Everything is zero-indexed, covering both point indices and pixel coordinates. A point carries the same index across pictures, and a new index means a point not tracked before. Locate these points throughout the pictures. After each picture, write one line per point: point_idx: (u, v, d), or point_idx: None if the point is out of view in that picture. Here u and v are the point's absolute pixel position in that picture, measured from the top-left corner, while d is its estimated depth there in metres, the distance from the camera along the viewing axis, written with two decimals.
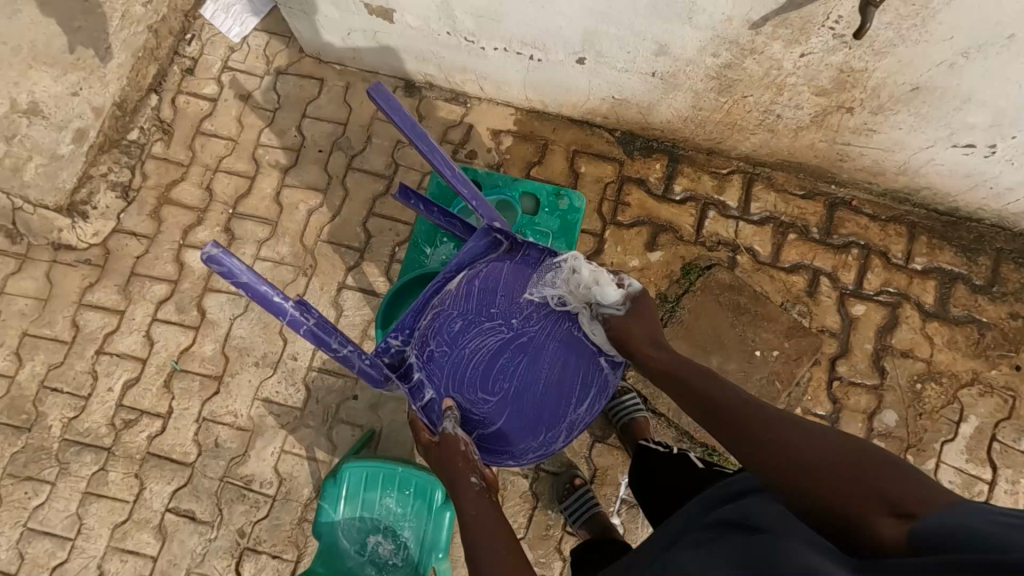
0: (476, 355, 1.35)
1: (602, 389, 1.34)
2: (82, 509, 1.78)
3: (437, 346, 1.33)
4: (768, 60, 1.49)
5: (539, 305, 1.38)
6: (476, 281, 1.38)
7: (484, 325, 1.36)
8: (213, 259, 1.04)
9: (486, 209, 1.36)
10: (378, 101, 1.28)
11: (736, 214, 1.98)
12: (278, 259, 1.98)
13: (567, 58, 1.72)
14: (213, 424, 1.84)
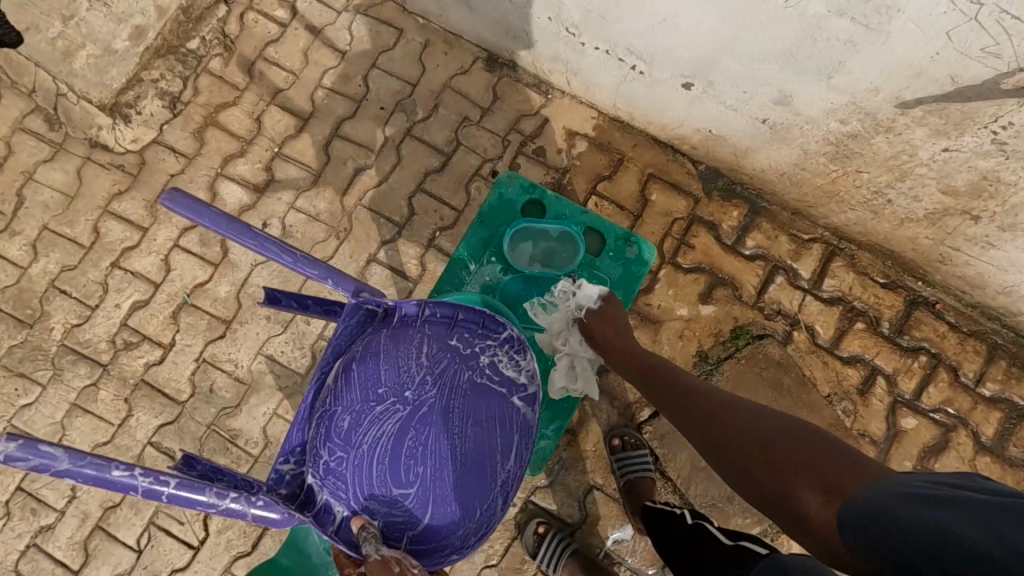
0: (377, 447, 1.30)
1: (523, 429, 1.38)
2: (67, 420, 1.75)
3: (337, 452, 1.26)
4: (902, 143, 1.30)
5: (429, 365, 1.36)
6: (354, 366, 1.29)
7: (376, 410, 1.31)
8: (13, 459, 0.94)
9: (342, 279, 1.19)
10: (178, 212, 1.10)
11: (805, 286, 1.80)
12: (313, 214, 1.87)
13: (674, 80, 1.53)
14: (212, 368, 1.78)
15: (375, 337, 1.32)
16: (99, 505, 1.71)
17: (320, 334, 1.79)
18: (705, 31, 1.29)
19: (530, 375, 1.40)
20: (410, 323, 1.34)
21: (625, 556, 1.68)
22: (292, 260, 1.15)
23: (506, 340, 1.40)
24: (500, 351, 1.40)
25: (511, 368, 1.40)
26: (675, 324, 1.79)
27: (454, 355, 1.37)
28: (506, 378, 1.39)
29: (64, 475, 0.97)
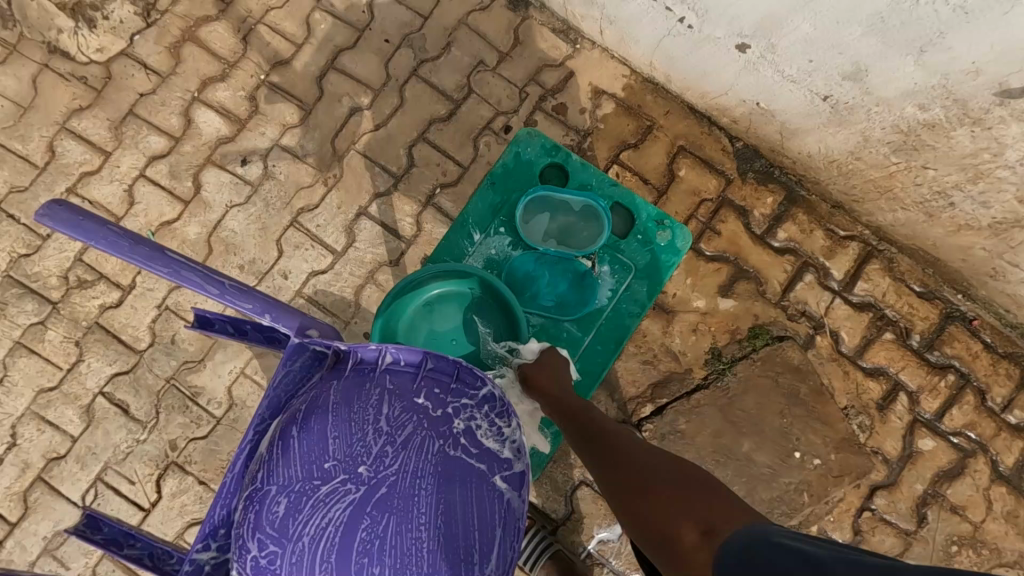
0: (321, 539, 1.00)
1: (506, 515, 1.08)
2: (10, 360, 1.58)
3: (262, 539, 0.98)
4: (988, 139, 1.15)
5: (391, 431, 1.09)
6: (295, 429, 1.04)
7: (320, 492, 1.02)
8: None
9: (276, 309, 1.01)
10: (59, 232, 0.85)
11: (835, 287, 1.64)
12: (299, 155, 1.66)
13: (726, 40, 1.33)
14: (176, 317, 1.60)
15: (323, 392, 1.08)
16: (43, 455, 1.56)
17: (299, 291, 1.62)
18: None
19: (515, 449, 1.13)
20: (365, 379, 1.11)
21: (609, 558, 1.56)
22: (214, 293, 0.94)
23: (485, 399, 1.15)
24: (479, 412, 1.15)
25: (494, 437, 1.13)
26: (689, 316, 1.63)
27: (423, 418, 1.12)
28: (486, 449, 1.12)
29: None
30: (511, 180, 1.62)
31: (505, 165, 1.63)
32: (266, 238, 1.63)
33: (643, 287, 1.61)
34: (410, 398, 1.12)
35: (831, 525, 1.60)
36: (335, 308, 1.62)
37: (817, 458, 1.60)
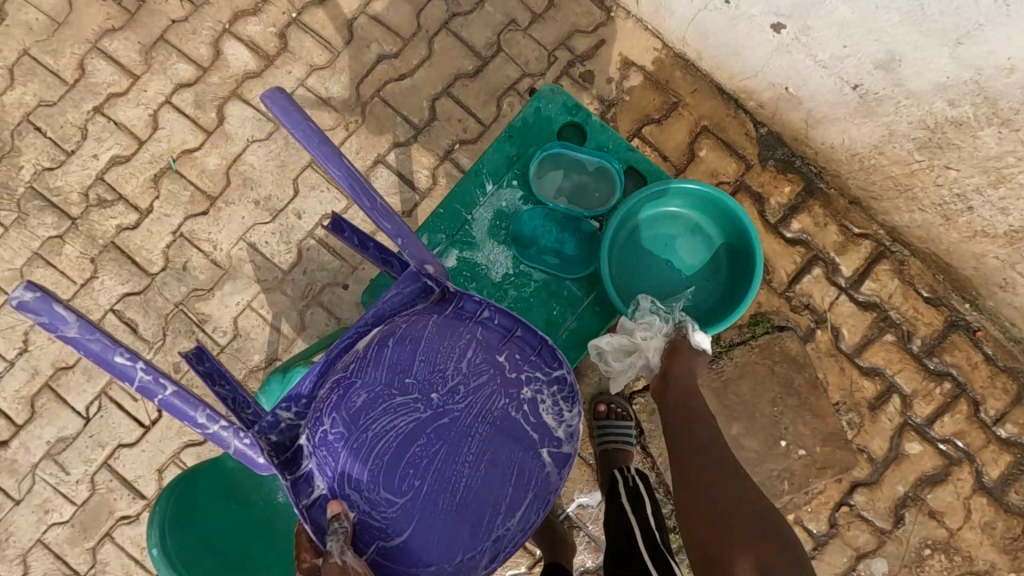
0: (381, 440, 0.95)
1: (540, 485, 1.00)
2: (27, 269, 1.62)
3: (329, 420, 0.95)
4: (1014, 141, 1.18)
5: (468, 374, 1.02)
6: (389, 339, 1.01)
7: (393, 399, 0.98)
8: (22, 305, 0.78)
9: (415, 243, 1.06)
10: (274, 113, 0.98)
11: (842, 284, 1.64)
12: (323, 97, 1.66)
13: (762, 19, 1.33)
14: (190, 245, 1.63)
15: (421, 321, 1.04)
16: (52, 364, 1.61)
17: (311, 232, 1.64)
18: None
19: (570, 433, 1.03)
20: (462, 316, 1.06)
21: (586, 522, 1.60)
22: (371, 204, 1.01)
23: (557, 380, 1.05)
24: (548, 391, 1.04)
25: (552, 416, 1.03)
26: None
27: (497, 374, 1.03)
28: (545, 424, 1.02)
29: (70, 343, 0.82)
30: (528, 138, 1.45)
31: (524, 120, 1.45)
32: (283, 176, 1.65)
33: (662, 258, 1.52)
34: (492, 351, 1.04)
35: (808, 515, 1.62)
36: (344, 252, 1.64)
37: (802, 450, 1.61)
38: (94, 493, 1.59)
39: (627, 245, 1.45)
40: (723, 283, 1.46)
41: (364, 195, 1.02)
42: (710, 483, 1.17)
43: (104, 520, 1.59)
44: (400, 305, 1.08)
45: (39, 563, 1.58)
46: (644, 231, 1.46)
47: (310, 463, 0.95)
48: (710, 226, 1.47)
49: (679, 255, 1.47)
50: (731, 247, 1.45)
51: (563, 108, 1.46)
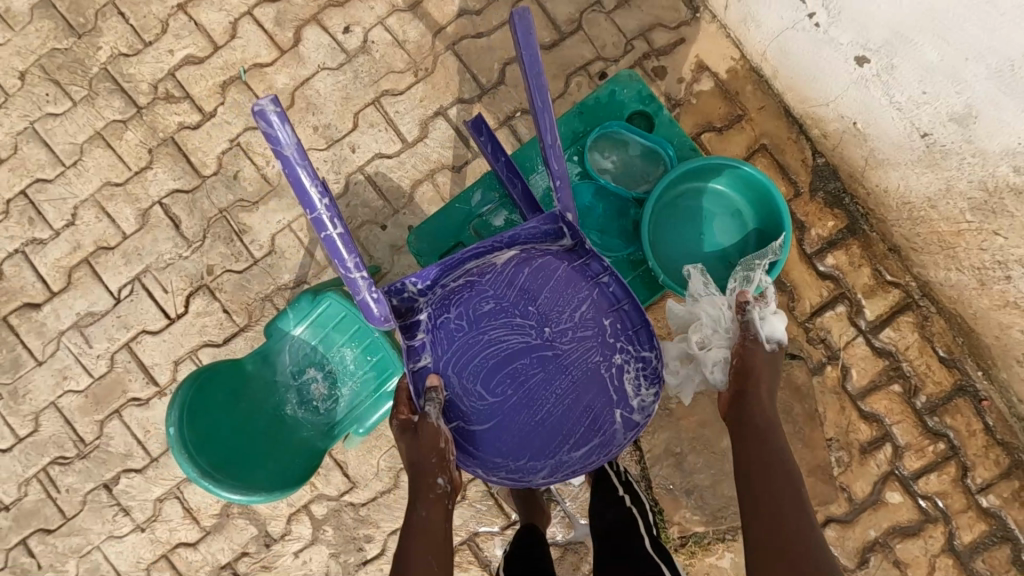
0: (491, 346, 1.15)
1: (605, 437, 1.14)
2: (87, 147, 1.68)
3: (454, 313, 1.15)
4: None
5: (578, 324, 1.15)
6: (523, 267, 1.16)
7: (513, 318, 1.16)
8: (263, 116, 0.96)
9: (567, 194, 1.13)
10: (516, 30, 1.08)
11: (862, 326, 1.66)
12: (399, 39, 1.68)
13: (848, 48, 1.35)
14: (244, 156, 1.68)
15: (553, 263, 1.16)
16: (93, 242, 1.67)
17: (361, 167, 1.68)
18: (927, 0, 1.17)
19: (643, 407, 1.13)
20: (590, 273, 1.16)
21: (564, 499, 1.66)
22: (548, 142, 1.11)
23: (644, 359, 1.14)
24: (637, 368, 1.14)
25: (633, 386, 1.14)
26: None
27: (601, 334, 1.15)
28: (626, 392, 1.14)
29: (280, 158, 0.99)
30: (597, 117, 1.49)
31: (597, 99, 1.50)
32: (345, 108, 1.68)
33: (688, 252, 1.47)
34: (604, 314, 1.15)
35: None
36: (389, 193, 1.67)
37: None
38: (112, 371, 1.67)
39: (664, 213, 1.42)
40: (742, 272, 1.40)
41: (548, 133, 1.11)
42: (769, 554, 0.93)
43: (116, 398, 1.67)
44: (534, 241, 1.18)
45: (49, 424, 1.67)
46: (685, 204, 1.43)
47: (424, 339, 1.15)
48: (750, 213, 1.41)
49: (710, 234, 1.42)
50: (763, 236, 1.39)
51: (638, 97, 1.50)
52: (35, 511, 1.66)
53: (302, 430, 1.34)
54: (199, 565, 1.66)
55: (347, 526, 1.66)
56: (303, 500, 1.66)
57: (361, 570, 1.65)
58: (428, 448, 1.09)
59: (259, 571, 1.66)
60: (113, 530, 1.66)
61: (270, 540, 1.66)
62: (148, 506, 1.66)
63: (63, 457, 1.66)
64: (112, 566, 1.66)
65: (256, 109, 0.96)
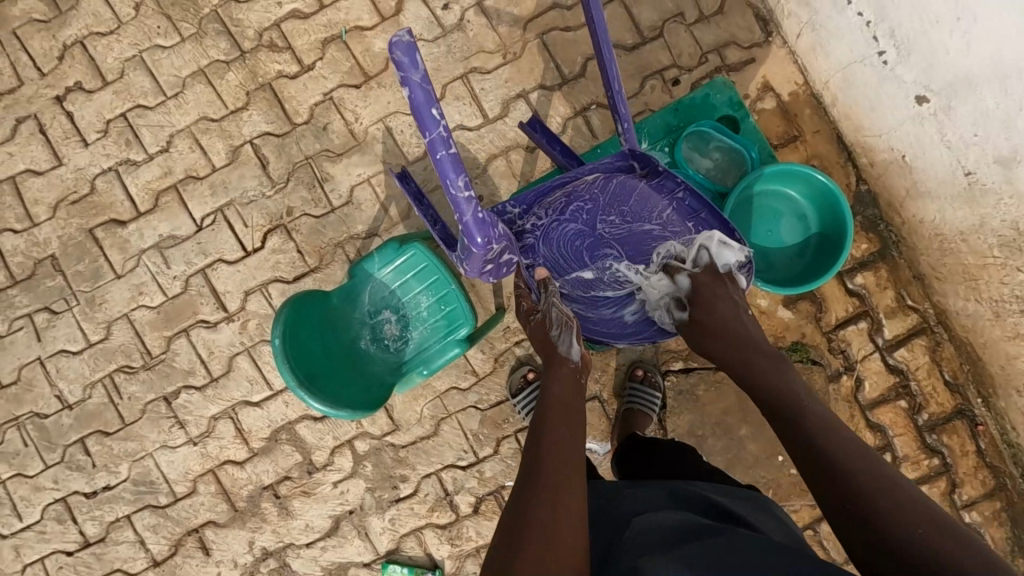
0: (593, 244, 1.32)
1: None
2: (189, 82, 1.78)
3: (557, 225, 1.31)
4: None
5: (665, 222, 1.33)
6: (611, 182, 1.32)
7: (611, 218, 1.31)
8: (396, 46, 0.87)
9: (633, 134, 1.33)
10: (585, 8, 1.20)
11: (879, 344, 1.80)
12: (492, 22, 1.81)
13: (911, 86, 1.50)
14: (335, 110, 1.79)
15: (633, 181, 1.32)
16: (184, 170, 1.78)
17: None
18: (994, 46, 1.30)
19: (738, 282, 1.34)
20: (665, 189, 1.33)
21: None
22: (615, 91, 1.27)
23: (732, 251, 1.33)
24: None
25: None
26: (746, 309, 1.80)
27: (687, 230, 1.33)
28: None
29: (406, 86, 0.91)
30: (691, 115, 1.63)
31: (692, 100, 1.63)
32: (433, 79, 1.80)
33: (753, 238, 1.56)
34: (688, 219, 1.34)
35: None
36: (465, 163, 1.80)
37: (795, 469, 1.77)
38: (184, 292, 1.77)
39: (742, 206, 1.53)
40: (806, 264, 1.53)
41: (614, 82, 1.27)
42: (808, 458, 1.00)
43: (186, 318, 1.77)
44: (610, 169, 1.34)
45: (120, 334, 1.77)
46: (761, 200, 1.55)
47: (541, 248, 1.33)
48: (814, 218, 1.53)
49: (776, 231, 1.55)
50: (825, 239, 1.51)
51: (728, 103, 1.63)
52: (96, 414, 1.77)
53: (373, 365, 1.47)
54: (243, 483, 1.77)
55: (386, 465, 1.78)
56: (348, 435, 1.78)
57: (393, 506, 1.78)
58: (555, 330, 1.29)
59: (298, 496, 1.78)
60: (167, 440, 1.77)
61: (313, 468, 1.78)
62: (203, 422, 1.77)
63: (130, 366, 1.77)
64: (162, 474, 1.77)
65: (391, 39, 0.87)
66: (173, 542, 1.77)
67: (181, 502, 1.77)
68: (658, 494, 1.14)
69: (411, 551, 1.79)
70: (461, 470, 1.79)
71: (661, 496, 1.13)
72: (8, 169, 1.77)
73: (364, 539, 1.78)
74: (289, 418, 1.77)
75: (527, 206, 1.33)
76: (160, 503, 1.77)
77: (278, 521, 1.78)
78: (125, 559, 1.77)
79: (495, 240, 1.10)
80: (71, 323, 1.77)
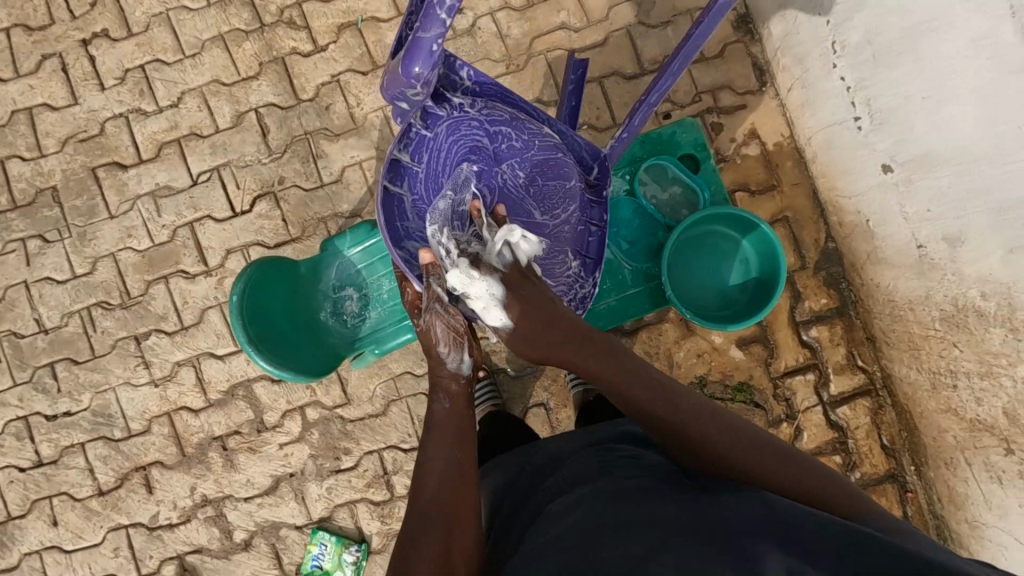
0: (481, 177, 1.25)
1: None
2: (208, 44, 1.88)
3: (475, 126, 1.23)
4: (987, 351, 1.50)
5: (554, 232, 1.32)
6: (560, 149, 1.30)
7: (519, 178, 1.28)
8: None
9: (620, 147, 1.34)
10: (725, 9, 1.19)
11: (823, 396, 1.83)
12: (502, 33, 1.88)
13: (881, 154, 1.60)
14: (340, 92, 1.87)
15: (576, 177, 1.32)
16: (189, 126, 1.87)
17: None
18: (956, 132, 1.47)
19: None
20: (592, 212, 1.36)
21: None
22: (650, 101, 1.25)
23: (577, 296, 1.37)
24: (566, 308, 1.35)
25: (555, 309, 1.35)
26: (700, 343, 1.85)
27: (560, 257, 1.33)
28: None
29: None
30: (656, 149, 1.68)
31: (660, 134, 1.68)
32: None
33: (690, 272, 1.60)
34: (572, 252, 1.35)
35: None
36: None
37: None
38: (171, 242, 1.86)
39: (689, 242, 1.60)
40: (740, 306, 1.58)
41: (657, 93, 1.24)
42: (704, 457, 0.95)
43: (167, 266, 1.86)
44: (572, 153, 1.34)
45: (104, 271, 1.86)
46: (705, 239, 1.60)
47: (441, 126, 1.20)
48: (756, 263, 1.58)
49: (718, 270, 1.60)
50: (761, 285, 1.56)
51: (693, 143, 1.68)
52: (69, 342, 1.86)
53: (329, 336, 1.55)
54: (195, 430, 1.85)
55: (332, 436, 1.85)
56: (300, 401, 1.85)
57: (332, 476, 1.85)
58: (443, 345, 1.21)
59: (245, 451, 1.85)
60: (131, 378, 1.86)
61: (262, 427, 1.85)
62: (167, 366, 1.86)
63: (108, 303, 1.86)
64: (121, 408, 1.85)
65: None
66: (120, 475, 1.85)
67: (133, 439, 1.85)
68: (575, 453, 1.12)
69: (342, 521, 1.85)
70: (402, 452, 1.85)
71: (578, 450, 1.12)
72: (26, 100, 1.87)
73: (300, 502, 1.85)
74: (248, 375, 1.85)
75: (480, 91, 1.27)
76: (114, 436, 1.85)
77: (221, 471, 1.85)
78: (72, 483, 1.85)
79: (420, 84, 1.12)
80: (60, 253, 1.86)
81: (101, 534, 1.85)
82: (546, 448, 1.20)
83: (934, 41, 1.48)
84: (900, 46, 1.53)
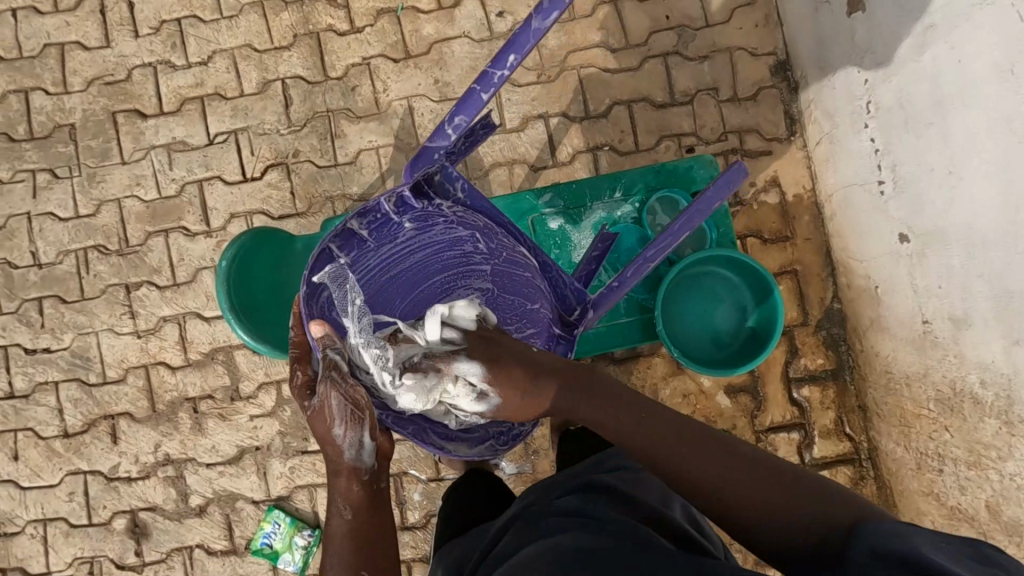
0: None
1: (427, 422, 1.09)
2: (246, 9, 1.88)
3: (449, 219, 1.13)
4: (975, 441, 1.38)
5: None
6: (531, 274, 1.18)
7: None
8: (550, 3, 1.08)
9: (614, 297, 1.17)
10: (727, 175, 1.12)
11: (805, 458, 1.78)
12: (538, 42, 1.87)
13: (896, 223, 1.53)
14: (368, 76, 1.87)
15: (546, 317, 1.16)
16: (214, 86, 1.87)
17: None
18: (973, 209, 1.32)
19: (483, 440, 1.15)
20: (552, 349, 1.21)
21: None
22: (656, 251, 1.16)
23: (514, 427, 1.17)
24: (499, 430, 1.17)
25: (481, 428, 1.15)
26: (688, 384, 1.81)
27: None
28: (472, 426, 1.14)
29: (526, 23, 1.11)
30: (670, 180, 1.65)
31: (676, 167, 1.65)
32: (469, 77, 1.87)
33: (685, 319, 1.56)
34: None
35: None
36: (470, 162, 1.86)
37: None
38: (177, 197, 1.86)
39: (687, 282, 1.56)
40: (732, 353, 1.55)
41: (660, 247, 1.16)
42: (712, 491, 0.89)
43: (169, 220, 1.86)
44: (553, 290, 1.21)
45: (106, 215, 1.86)
46: (703, 281, 1.57)
47: (407, 215, 1.11)
48: (754, 313, 1.54)
49: (713, 314, 1.56)
50: (755, 334, 1.53)
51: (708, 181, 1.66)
52: (60, 280, 1.85)
53: None
54: (169, 388, 1.84)
55: (303, 416, 1.83)
56: (278, 376, 1.83)
57: (297, 456, 1.83)
58: (339, 426, 0.99)
59: (214, 417, 1.83)
60: (115, 325, 1.85)
61: (236, 395, 1.83)
62: (152, 319, 1.84)
63: (105, 247, 1.85)
64: (100, 354, 1.84)
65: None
66: (87, 421, 1.84)
67: (108, 386, 1.84)
68: (539, 499, 1.07)
69: (299, 503, 1.82)
70: None
71: (544, 496, 1.07)
72: (60, 36, 1.88)
73: (260, 477, 1.83)
74: (231, 342, 1.84)
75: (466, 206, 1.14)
76: (89, 380, 1.84)
77: (188, 433, 1.83)
78: (39, 421, 1.84)
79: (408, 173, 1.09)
80: (67, 190, 1.86)
81: (59, 477, 1.83)
82: (495, 523, 1.11)
83: (960, 114, 1.30)
84: (928, 112, 1.39)
